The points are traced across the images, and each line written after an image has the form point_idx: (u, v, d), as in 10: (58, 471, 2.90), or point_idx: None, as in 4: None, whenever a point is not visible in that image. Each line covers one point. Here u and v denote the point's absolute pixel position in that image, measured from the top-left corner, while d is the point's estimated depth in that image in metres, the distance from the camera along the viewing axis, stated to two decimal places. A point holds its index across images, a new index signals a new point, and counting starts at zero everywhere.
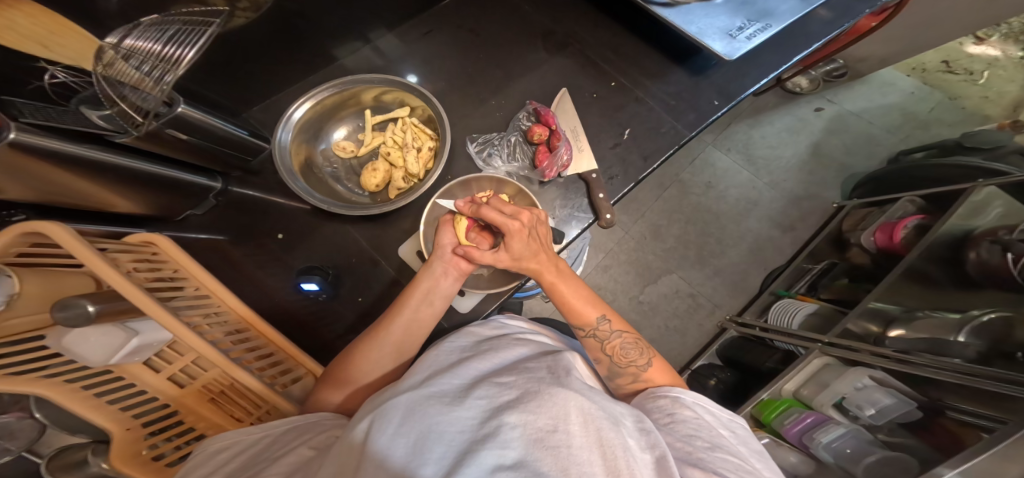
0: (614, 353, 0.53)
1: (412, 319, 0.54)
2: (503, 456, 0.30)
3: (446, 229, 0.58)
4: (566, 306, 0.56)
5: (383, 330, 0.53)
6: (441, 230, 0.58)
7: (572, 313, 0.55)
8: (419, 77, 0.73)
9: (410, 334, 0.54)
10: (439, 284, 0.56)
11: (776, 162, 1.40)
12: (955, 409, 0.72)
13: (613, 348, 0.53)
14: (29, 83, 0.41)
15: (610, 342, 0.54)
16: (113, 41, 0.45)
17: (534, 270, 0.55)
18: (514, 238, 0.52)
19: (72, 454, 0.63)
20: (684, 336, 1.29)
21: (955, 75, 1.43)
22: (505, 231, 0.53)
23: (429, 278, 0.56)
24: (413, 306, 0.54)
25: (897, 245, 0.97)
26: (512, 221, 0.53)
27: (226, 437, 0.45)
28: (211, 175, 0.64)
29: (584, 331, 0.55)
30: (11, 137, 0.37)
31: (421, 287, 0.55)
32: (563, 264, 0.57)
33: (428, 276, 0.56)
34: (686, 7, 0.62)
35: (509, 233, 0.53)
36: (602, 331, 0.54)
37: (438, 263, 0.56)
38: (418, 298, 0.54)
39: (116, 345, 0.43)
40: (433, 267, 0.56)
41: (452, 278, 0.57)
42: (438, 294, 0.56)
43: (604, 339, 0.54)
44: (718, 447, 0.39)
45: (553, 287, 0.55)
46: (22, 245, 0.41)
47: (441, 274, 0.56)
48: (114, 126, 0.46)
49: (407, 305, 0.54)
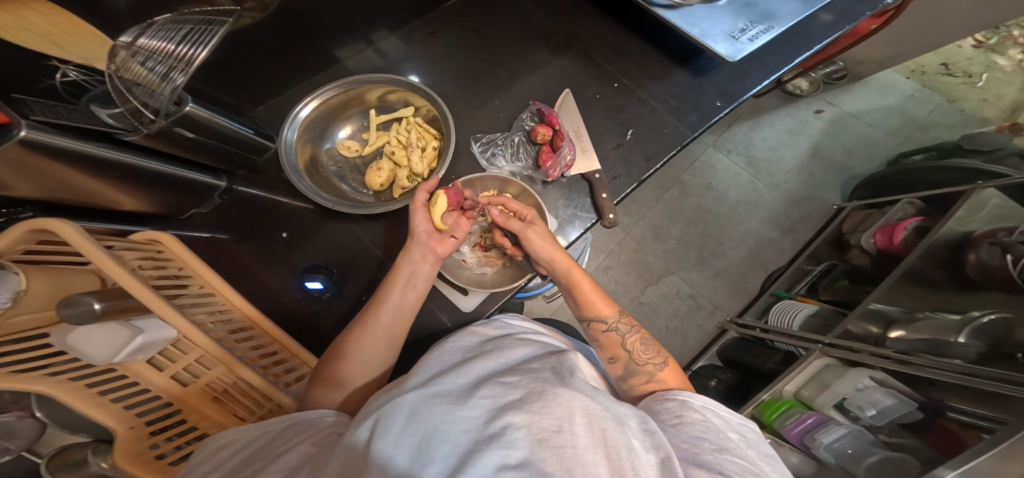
0: (634, 349, 0.54)
1: (397, 306, 0.54)
2: (508, 455, 0.30)
3: (422, 216, 0.58)
4: (587, 300, 0.58)
5: (369, 323, 0.53)
6: (415, 215, 0.58)
7: (595, 305, 0.57)
8: (424, 77, 0.74)
9: (397, 320, 0.54)
10: (418, 269, 0.57)
11: (776, 164, 1.41)
12: (953, 409, 0.73)
13: (632, 344, 0.55)
14: (41, 81, 0.42)
15: (630, 338, 0.55)
16: (126, 41, 0.46)
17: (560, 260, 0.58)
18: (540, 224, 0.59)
19: (72, 453, 0.62)
20: (685, 337, 1.29)
21: (954, 77, 1.43)
22: (530, 219, 0.60)
23: (409, 264, 0.56)
24: (398, 293, 0.55)
25: (897, 247, 0.98)
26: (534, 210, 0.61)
27: (230, 433, 0.45)
28: (216, 173, 0.64)
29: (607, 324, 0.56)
30: (20, 134, 0.37)
31: (402, 273, 0.56)
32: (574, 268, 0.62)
33: (408, 262, 0.56)
34: (688, 9, 0.63)
35: (534, 220, 0.59)
36: (622, 326, 0.56)
37: (417, 248, 0.57)
38: (401, 285, 0.55)
39: (120, 343, 0.42)
40: (412, 253, 0.57)
41: (430, 262, 0.58)
42: (420, 279, 0.57)
43: (623, 334, 0.55)
44: (725, 449, 0.39)
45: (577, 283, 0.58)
46: (28, 243, 0.41)
47: (420, 259, 0.57)
48: (123, 124, 0.46)
49: (390, 293, 0.55)
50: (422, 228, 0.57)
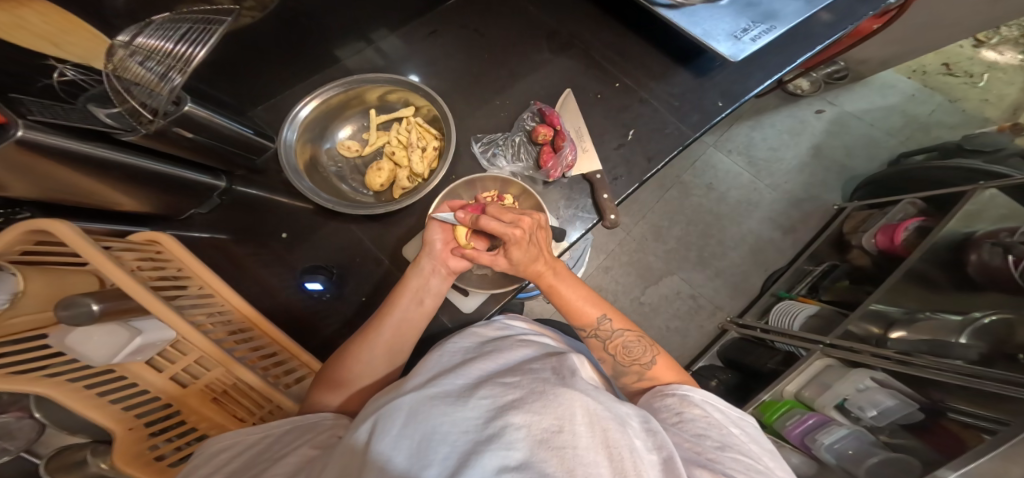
0: (617, 353, 0.53)
1: (402, 319, 0.54)
2: (507, 457, 0.30)
3: (438, 226, 0.58)
4: (567, 308, 0.55)
5: (372, 334, 0.53)
6: (432, 229, 0.58)
7: (573, 314, 0.55)
8: (424, 77, 0.73)
9: (399, 336, 0.53)
10: (428, 282, 0.57)
11: (776, 164, 1.40)
12: (955, 410, 0.72)
13: (616, 346, 0.54)
14: (38, 81, 0.42)
15: (613, 341, 0.54)
16: (124, 40, 0.46)
17: (534, 274, 0.54)
18: (515, 247, 0.52)
19: (71, 454, 0.62)
20: (685, 337, 1.29)
21: (955, 77, 1.43)
22: (506, 239, 0.52)
23: (419, 276, 0.56)
24: (404, 306, 0.54)
25: (898, 247, 0.98)
26: (513, 230, 0.51)
27: (229, 436, 0.44)
28: (215, 174, 0.64)
29: (586, 331, 0.55)
30: (16, 135, 0.37)
31: (411, 285, 0.56)
32: (562, 266, 0.56)
33: (418, 274, 0.56)
34: (691, 8, 0.63)
35: (510, 242, 0.52)
36: (604, 331, 0.54)
37: (427, 261, 0.57)
38: (409, 296, 0.55)
39: (120, 344, 0.42)
40: (422, 265, 0.56)
41: (441, 276, 0.57)
42: (429, 292, 0.57)
43: (606, 338, 0.54)
44: (728, 446, 0.39)
45: (552, 289, 0.55)
46: (25, 243, 0.41)
47: (430, 272, 0.57)
48: (121, 123, 0.46)
49: (398, 304, 0.54)
50: (437, 239, 0.58)
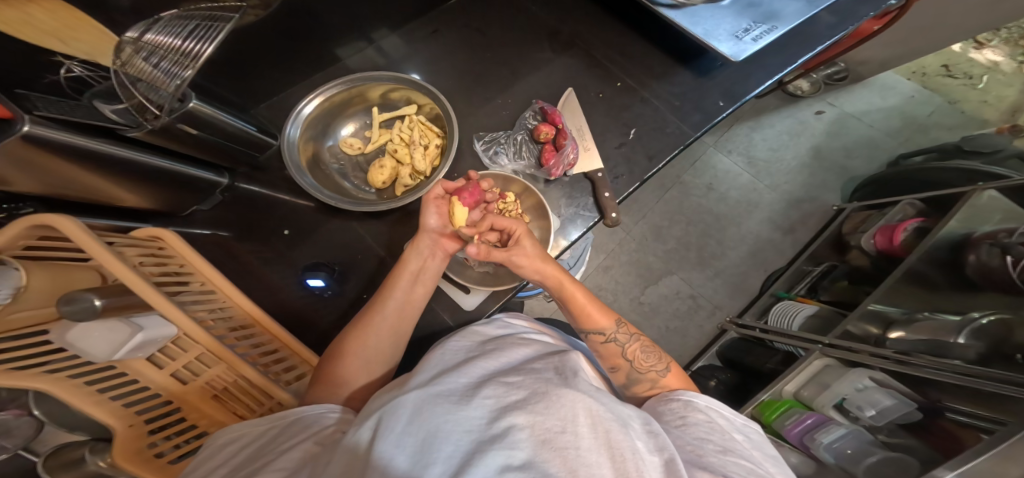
0: (634, 359, 0.53)
1: (403, 302, 0.54)
2: (511, 456, 0.30)
3: (433, 208, 0.58)
4: (584, 312, 0.56)
5: (372, 321, 0.53)
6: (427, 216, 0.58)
7: (590, 317, 0.55)
8: (426, 75, 0.73)
9: (400, 319, 0.54)
10: (428, 264, 0.57)
11: (776, 164, 1.41)
12: (952, 410, 0.73)
13: (632, 352, 0.54)
14: (44, 77, 0.42)
15: (630, 347, 0.54)
16: (133, 36, 0.46)
17: (550, 274, 0.56)
18: (526, 237, 0.56)
19: (69, 451, 0.61)
20: (685, 336, 1.30)
21: (954, 79, 1.44)
22: (515, 231, 0.56)
23: (418, 259, 0.56)
24: (403, 289, 0.55)
25: (897, 248, 0.98)
26: (518, 222, 0.56)
27: (236, 429, 0.45)
28: (218, 170, 0.64)
29: (605, 336, 0.55)
30: (22, 130, 0.37)
31: (409, 267, 0.56)
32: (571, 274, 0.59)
33: (417, 257, 0.56)
34: (692, 8, 0.63)
35: (519, 233, 0.56)
36: (621, 336, 0.55)
37: (426, 245, 0.57)
38: (408, 279, 0.55)
39: (120, 341, 0.42)
40: (422, 248, 0.57)
41: (439, 258, 0.58)
42: (428, 274, 0.57)
43: (623, 344, 0.54)
44: (730, 451, 0.39)
45: (569, 294, 0.56)
46: (29, 238, 0.41)
47: (429, 255, 0.57)
48: (126, 120, 0.46)
49: (398, 286, 0.55)
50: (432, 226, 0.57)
